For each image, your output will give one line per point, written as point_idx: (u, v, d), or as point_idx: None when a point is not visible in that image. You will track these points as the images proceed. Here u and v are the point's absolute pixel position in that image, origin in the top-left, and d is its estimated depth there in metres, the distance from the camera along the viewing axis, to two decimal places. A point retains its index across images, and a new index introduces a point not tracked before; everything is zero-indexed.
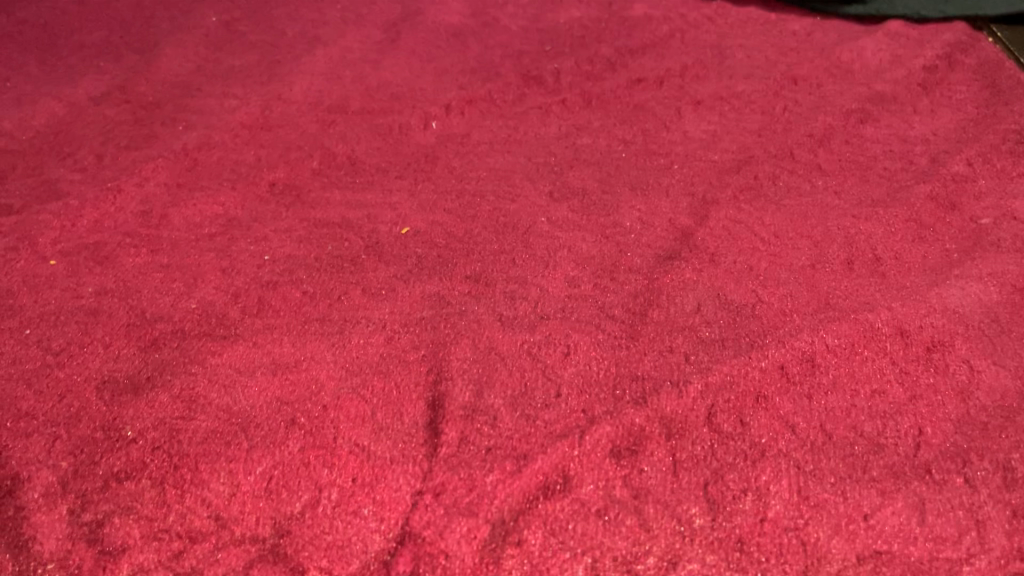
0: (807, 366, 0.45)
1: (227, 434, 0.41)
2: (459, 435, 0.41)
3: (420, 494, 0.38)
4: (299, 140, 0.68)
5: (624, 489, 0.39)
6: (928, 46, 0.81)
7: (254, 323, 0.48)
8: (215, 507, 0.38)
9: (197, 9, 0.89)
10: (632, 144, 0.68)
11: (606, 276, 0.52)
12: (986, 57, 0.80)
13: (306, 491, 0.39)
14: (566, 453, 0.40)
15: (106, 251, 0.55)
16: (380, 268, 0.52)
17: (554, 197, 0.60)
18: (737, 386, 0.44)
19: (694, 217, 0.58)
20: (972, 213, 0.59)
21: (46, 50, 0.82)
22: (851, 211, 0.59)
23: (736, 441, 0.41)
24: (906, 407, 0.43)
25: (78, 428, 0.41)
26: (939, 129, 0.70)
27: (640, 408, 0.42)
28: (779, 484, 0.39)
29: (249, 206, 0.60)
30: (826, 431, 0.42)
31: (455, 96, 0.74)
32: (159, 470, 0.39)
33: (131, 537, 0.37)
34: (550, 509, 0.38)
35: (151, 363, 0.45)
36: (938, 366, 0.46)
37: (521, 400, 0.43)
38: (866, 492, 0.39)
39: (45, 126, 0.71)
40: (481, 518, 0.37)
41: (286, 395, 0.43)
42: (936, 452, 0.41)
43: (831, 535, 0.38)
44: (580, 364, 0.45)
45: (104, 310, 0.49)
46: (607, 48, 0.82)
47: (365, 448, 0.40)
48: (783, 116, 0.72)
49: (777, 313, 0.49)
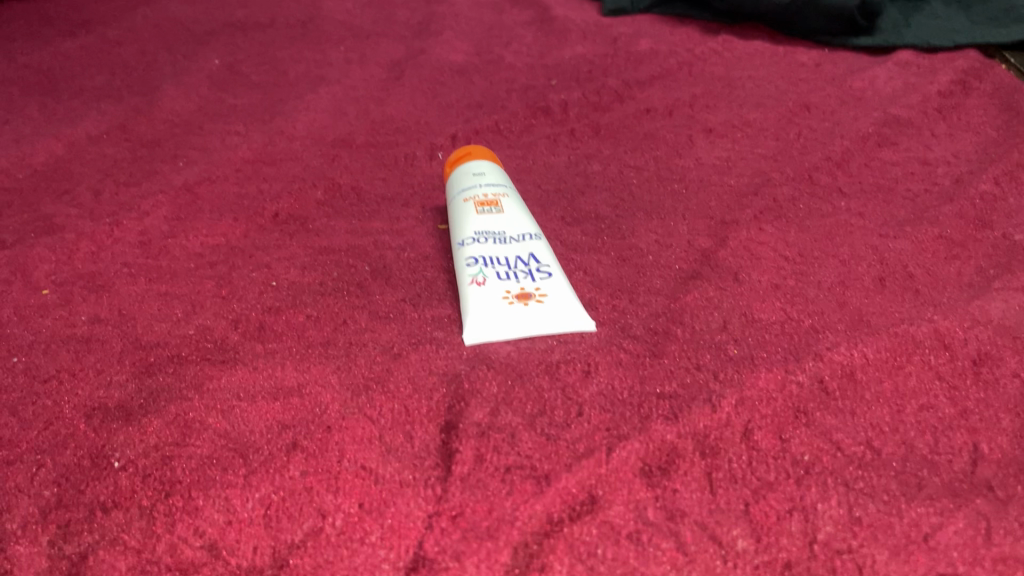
0: (848, 380, 0.42)
1: (223, 459, 0.37)
2: (475, 452, 0.37)
3: (435, 516, 0.34)
4: (304, 173, 0.69)
5: (657, 511, 0.34)
6: (927, 86, 0.84)
7: (256, 347, 0.46)
8: (210, 536, 0.34)
9: (201, 54, 0.91)
10: (645, 170, 0.71)
11: (624, 297, 0.52)
12: (986, 94, 0.82)
13: (309, 517, 0.34)
14: (592, 471, 0.36)
15: (102, 281, 0.52)
16: (388, 292, 0.52)
17: (566, 221, 0.63)
18: (774, 401, 0.40)
19: (713, 239, 0.59)
20: (1004, 230, 0.59)
21: (47, 93, 0.82)
22: (877, 231, 0.60)
23: (776, 459, 0.37)
24: (958, 422, 0.39)
25: (63, 456, 0.38)
26: (959, 152, 0.72)
27: (671, 424, 0.38)
28: (828, 503, 0.35)
29: (252, 235, 0.59)
30: (873, 447, 0.38)
31: (460, 128, 0.79)
32: (149, 498, 0.35)
33: (116, 569, 0.33)
34: (578, 531, 0.34)
35: (145, 390, 0.42)
36: (988, 378, 0.43)
37: (542, 420, 0.39)
38: (923, 510, 0.35)
39: (42, 164, 0.70)
40: (502, 541, 0.33)
41: (288, 418, 0.39)
42: (994, 467, 0.37)
43: (889, 557, 0.33)
44: (602, 384, 0.42)
45: (97, 338, 0.46)
46: (614, 81, 0.88)
47: (372, 471, 0.36)
48: (798, 141, 0.75)
49: (808, 331, 0.47)
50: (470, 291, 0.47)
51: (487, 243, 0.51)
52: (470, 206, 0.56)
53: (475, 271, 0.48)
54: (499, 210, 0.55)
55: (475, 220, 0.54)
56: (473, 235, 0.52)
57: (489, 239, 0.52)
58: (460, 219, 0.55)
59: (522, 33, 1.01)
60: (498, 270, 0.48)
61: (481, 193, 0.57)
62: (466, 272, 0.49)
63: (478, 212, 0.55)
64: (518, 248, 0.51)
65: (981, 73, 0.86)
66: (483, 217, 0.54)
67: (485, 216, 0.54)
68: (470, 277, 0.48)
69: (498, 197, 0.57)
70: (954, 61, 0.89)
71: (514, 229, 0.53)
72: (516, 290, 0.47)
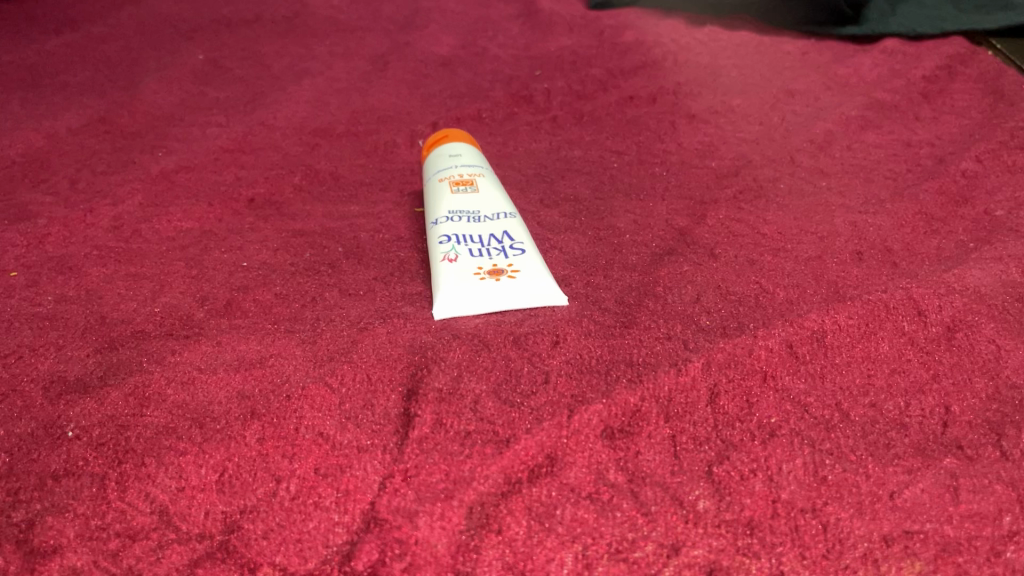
0: (819, 346, 0.41)
1: (180, 428, 0.37)
2: (435, 418, 0.36)
3: (391, 477, 0.34)
4: (282, 161, 0.68)
5: (618, 473, 0.34)
6: (912, 72, 0.83)
7: (221, 323, 0.45)
8: (160, 502, 0.33)
9: (184, 50, 0.91)
10: (626, 154, 0.70)
11: (598, 272, 0.51)
12: (971, 79, 0.81)
13: (263, 483, 0.34)
14: (553, 434, 0.35)
15: (72, 262, 0.52)
16: (359, 270, 0.51)
17: (545, 203, 0.63)
18: (743, 366, 0.40)
19: (692, 217, 0.58)
20: (985, 207, 0.59)
21: (29, 89, 0.82)
22: (857, 209, 0.59)
23: (742, 422, 0.36)
24: (930, 386, 0.39)
25: (18, 427, 0.37)
26: (943, 134, 0.71)
27: (634, 387, 0.38)
28: (792, 464, 0.34)
29: (226, 219, 0.59)
30: (841, 410, 0.37)
31: (442, 117, 0.78)
32: (101, 466, 0.35)
33: (64, 536, 0.32)
34: (536, 494, 0.33)
35: (105, 364, 0.41)
36: (963, 345, 0.42)
37: (505, 387, 0.38)
38: (889, 470, 0.34)
39: (20, 154, 0.69)
40: (459, 502, 0.33)
41: (248, 388, 0.39)
42: (965, 428, 0.36)
43: (853, 515, 0.32)
44: (570, 353, 0.41)
45: (62, 316, 0.46)
46: (599, 70, 0.88)
47: (330, 437, 0.36)
48: (781, 126, 0.75)
49: (783, 301, 0.46)
50: (441, 268, 0.47)
51: (461, 221, 0.51)
52: (446, 186, 0.55)
53: (447, 248, 0.48)
54: (474, 189, 0.55)
55: (450, 199, 0.54)
56: (447, 213, 0.52)
57: (463, 218, 0.51)
58: (435, 198, 0.55)
59: (507, 27, 1.01)
60: (471, 247, 0.47)
61: (457, 174, 0.56)
62: (438, 249, 0.48)
63: (453, 191, 0.54)
64: (492, 226, 0.50)
65: (968, 58, 0.85)
66: (458, 197, 0.54)
67: (460, 195, 0.54)
68: (442, 254, 0.47)
69: (473, 177, 0.56)
70: (939, 47, 0.89)
71: (489, 208, 0.53)
72: (488, 266, 0.46)
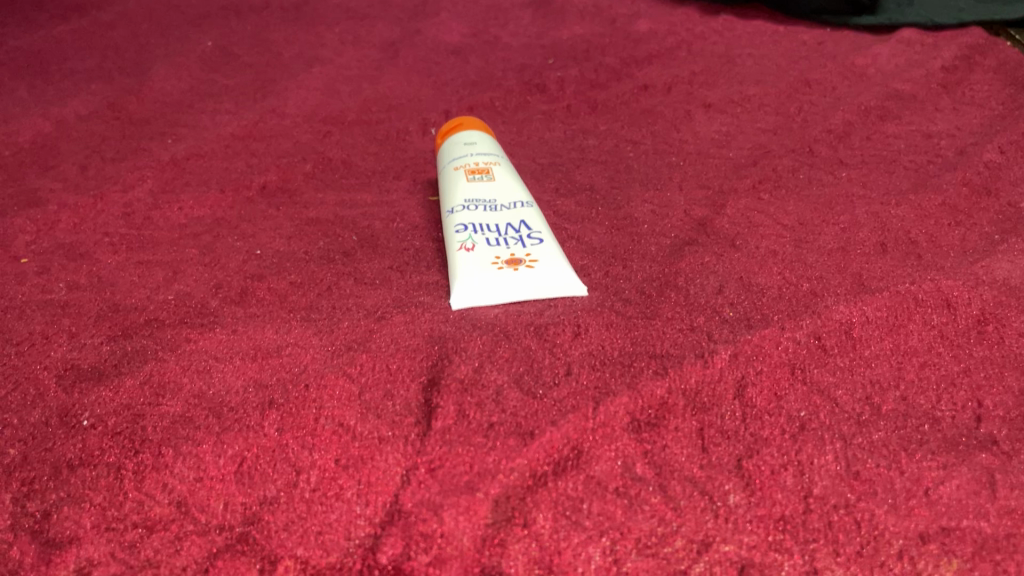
0: (847, 338, 0.40)
1: (197, 418, 0.36)
2: (457, 409, 0.36)
3: (414, 469, 0.33)
4: (293, 148, 0.68)
5: (645, 466, 0.33)
6: (930, 62, 0.82)
7: (236, 312, 0.44)
8: (178, 493, 0.33)
9: (193, 36, 0.90)
10: (642, 144, 0.69)
11: (617, 262, 0.50)
12: (991, 69, 0.80)
13: (282, 475, 0.33)
14: (578, 426, 0.34)
15: (83, 250, 0.51)
16: (374, 259, 0.50)
17: (560, 192, 0.62)
18: (768, 359, 0.39)
19: (710, 208, 0.57)
20: (1009, 198, 0.58)
21: (37, 75, 0.81)
22: (879, 200, 0.58)
23: (771, 416, 0.36)
24: (961, 381, 0.38)
25: (32, 416, 0.37)
26: (963, 125, 0.70)
27: (660, 379, 0.37)
28: (823, 458, 0.33)
29: (238, 207, 0.58)
30: (872, 404, 0.36)
31: (455, 106, 0.77)
32: (118, 455, 0.34)
33: (81, 526, 0.32)
34: (561, 487, 0.32)
35: (118, 352, 0.41)
36: (994, 339, 0.41)
37: (527, 378, 0.38)
38: (924, 465, 0.33)
39: (28, 141, 0.69)
40: (483, 494, 0.32)
41: (265, 378, 0.38)
42: (999, 423, 0.35)
43: (888, 511, 0.31)
44: (592, 344, 0.40)
45: (74, 304, 0.45)
46: (612, 60, 0.87)
47: (350, 427, 0.35)
48: (799, 116, 0.73)
49: (808, 294, 0.45)
50: (458, 257, 0.46)
51: (477, 210, 0.50)
52: (461, 175, 0.54)
53: (464, 237, 0.47)
54: (490, 178, 0.54)
55: (465, 189, 0.53)
56: (463, 202, 0.51)
57: (479, 207, 0.50)
58: (450, 187, 0.54)
59: (519, 15, 0.99)
60: (488, 236, 0.46)
61: (472, 162, 0.55)
62: (454, 237, 0.47)
63: (469, 180, 0.53)
64: (510, 215, 0.49)
65: (986, 48, 0.84)
66: (474, 186, 0.53)
67: (476, 184, 0.53)
68: (459, 243, 0.46)
69: (489, 165, 0.55)
70: (958, 37, 0.87)
71: (506, 197, 0.52)
72: (506, 256, 0.45)
